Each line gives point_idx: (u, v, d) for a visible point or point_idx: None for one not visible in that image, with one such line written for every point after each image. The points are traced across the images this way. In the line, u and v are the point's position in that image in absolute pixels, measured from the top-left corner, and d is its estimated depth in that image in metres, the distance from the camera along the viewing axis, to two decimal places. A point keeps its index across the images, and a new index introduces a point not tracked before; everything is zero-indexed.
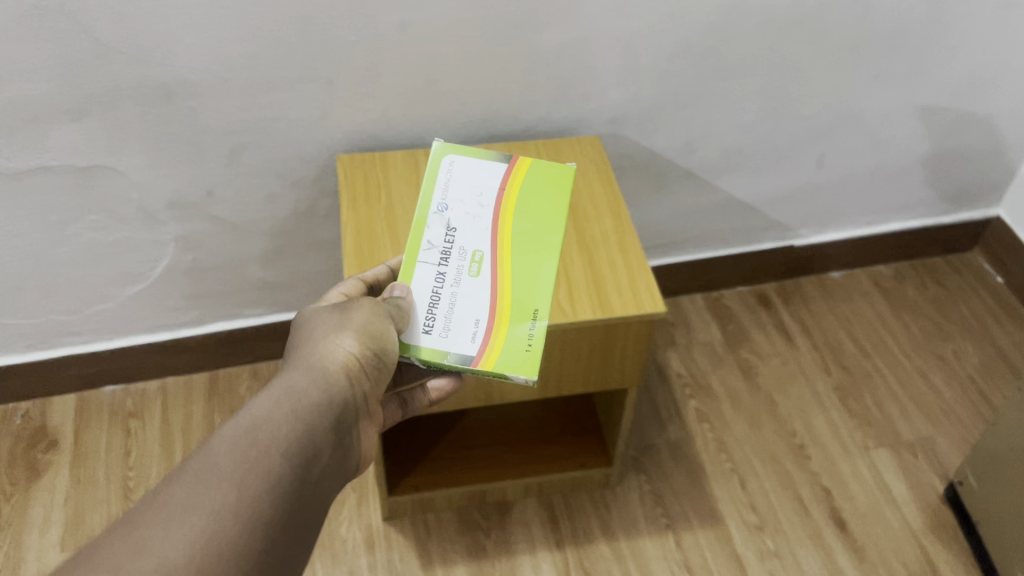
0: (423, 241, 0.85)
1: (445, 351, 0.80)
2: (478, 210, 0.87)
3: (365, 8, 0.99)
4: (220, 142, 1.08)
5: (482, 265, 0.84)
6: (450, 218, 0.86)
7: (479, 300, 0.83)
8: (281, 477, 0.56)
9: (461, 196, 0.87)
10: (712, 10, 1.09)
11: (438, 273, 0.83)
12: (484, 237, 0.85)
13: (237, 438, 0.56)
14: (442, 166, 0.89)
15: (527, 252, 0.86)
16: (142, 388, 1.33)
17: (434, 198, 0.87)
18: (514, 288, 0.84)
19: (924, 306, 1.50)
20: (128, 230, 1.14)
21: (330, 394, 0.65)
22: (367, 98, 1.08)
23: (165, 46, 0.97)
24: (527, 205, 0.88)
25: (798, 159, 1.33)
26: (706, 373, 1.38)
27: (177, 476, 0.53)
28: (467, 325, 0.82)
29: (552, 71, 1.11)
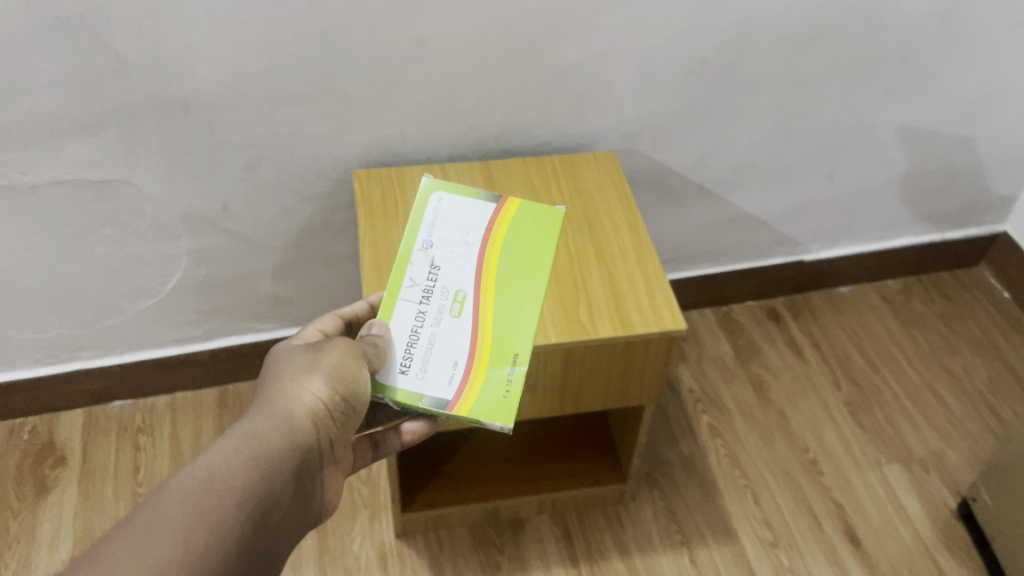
0: (406, 277, 0.82)
1: (420, 394, 0.77)
2: (464, 248, 0.84)
3: (385, 23, 0.98)
4: (236, 155, 1.07)
5: (464, 306, 0.81)
6: (434, 255, 0.83)
7: (459, 343, 0.80)
8: (229, 534, 0.55)
9: (448, 233, 0.85)
10: (728, 27, 1.10)
11: (418, 311, 0.80)
12: (468, 278, 0.82)
13: (188, 490, 0.55)
14: (430, 201, 0.87)
15: (511, 294, 0.83)
16: (150, 403, 1.32)
17: (421, 233, 0.85)
18: (495, 333, 0.81)
19: (932, 321, 1.50)
20: (141, 244, 1.13)
21: (292, 442, 0.64)
22: (383, 113, 1.08)
23: (184, 60, 0.97)
24: (514, 246, 0.85)
25: (809, 174, 1.33)
26: (717, 389, 1.37)
27: (123, 527, 0.53)
28: (444, 367, 0.79)
29: (568, 86, 1.11)
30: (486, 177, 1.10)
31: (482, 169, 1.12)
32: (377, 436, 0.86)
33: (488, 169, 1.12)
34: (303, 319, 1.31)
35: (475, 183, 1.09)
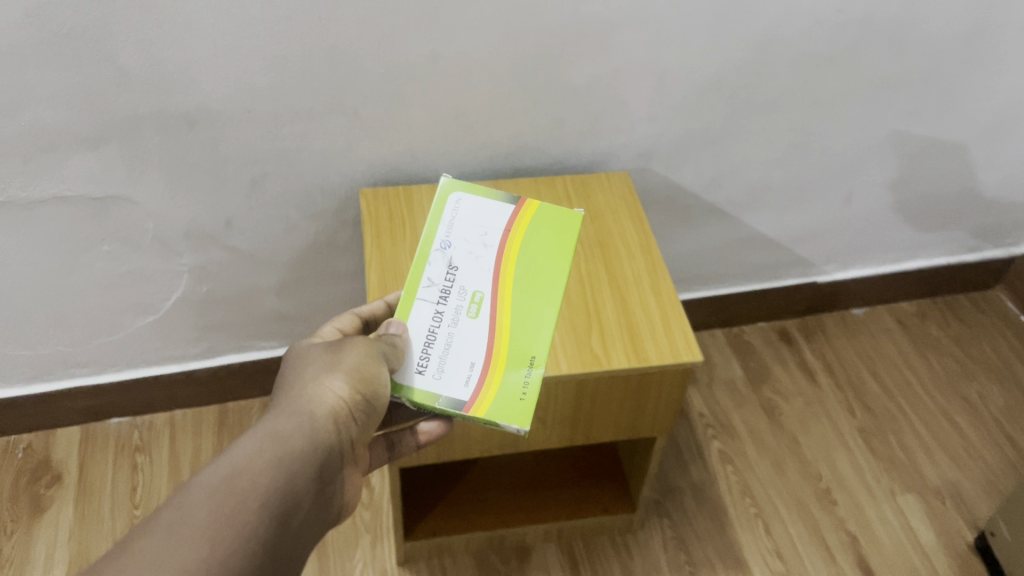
0: (424, 277, 0.81)
1: (437, 394, 0.75)
2: (482, 249, 0.82)
3: (395, 39, 0.95)
4: (240, 172, 1.04)
5: (482, 306, 0.79)
6: (452, 257, 0.82)
7: (476, 343, 0.78)
8: (258, 531, 0.53)
9: (466, 234, 0.83)
10: (747, 46, 1.07)
11: (436, 312, 0.79)
12: (486, 279, 0.81)
13: (215, 488, 0.53)
14: (447, 203, 0.85)
15: (528, 296, 0.81)
16: (149, 421, 1.29)
17: (438, 234, 0.83)
18: (513, 334, 0.79)
19: (947, 344, 1.46)
20: (142, 260, 1.10)
21: (315, 441, 0.62)
22: (392, 130, 1.05)
23: (188, 75, 0.94)
24: (532, 250, 0.84)
25: (826, 196, 1.30)
26: (728, 414, 1.34)
27: (149, 526, 0.50)
28: (461, 367, 0.77)
29: (582, 105, 1.08)
30: None
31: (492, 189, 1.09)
32: (393, 436, 0.81)
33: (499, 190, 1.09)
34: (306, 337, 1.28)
35: None
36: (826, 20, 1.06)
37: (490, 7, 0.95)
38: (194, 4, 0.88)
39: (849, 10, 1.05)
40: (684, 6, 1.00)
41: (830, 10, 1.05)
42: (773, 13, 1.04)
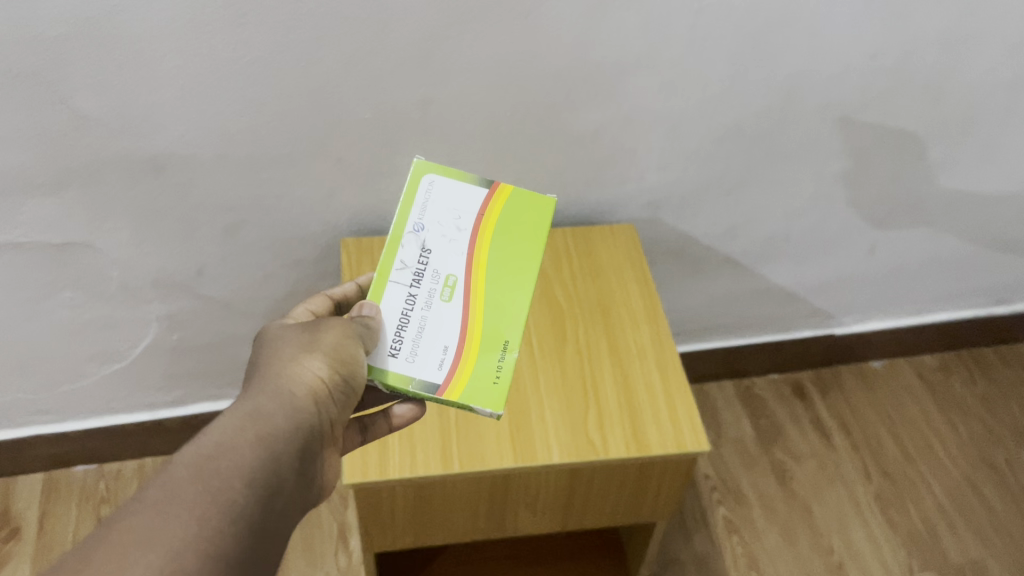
0: (396, 254, 0.70)
1: (410, 377, 0.67)
2: (457, 232, 0.71)
3: (382, 82, 0.86)
4: (212, 220, 0.96)
5: (458, 287, 0.70)
6: (428, 235, 0.71)
7: (450, 326, 0.69)
8: (246, 510, 0.46)
9: (439, 213, 0.71)
10: (770, 93, 0.97)
11: (409, 291, 0.69)
12: (459, 258, 0.70)
13: (195, 466, 0.46)
14: (419, 186, 0.72)
15: (505, 277, 0.72)
16: (117, 469, 1.22)
17: (409, 211, 0.71)
18: (488, 317, 0.70)
19: (973, 404, 1.37)
20: (107, 308, 1.02)
21: (295, 420, 0.54)
22: (378, 177, 0.96)
23: (154, 118, 0.85)
24: (511, 226, 0.73)
25: (849, 249, 1.21)
26: (736, 476, 1.25)
27: (128, 508, 0.43)
28: (437, 348, 0.68)
29: (587, 153, 0.99)
30: None
31: None
32: (363, 420, 0.71)
33: None
34: None
35: None
36: (858, 67, 0.97)
37: (488, 50, 0.85)
38: (159, 44, 0.79)
39: (884, 57, 0.96)
40: (702, 51, 0.91)
41: (862, 57, 0.95)
42: (800, 60, 0.94)
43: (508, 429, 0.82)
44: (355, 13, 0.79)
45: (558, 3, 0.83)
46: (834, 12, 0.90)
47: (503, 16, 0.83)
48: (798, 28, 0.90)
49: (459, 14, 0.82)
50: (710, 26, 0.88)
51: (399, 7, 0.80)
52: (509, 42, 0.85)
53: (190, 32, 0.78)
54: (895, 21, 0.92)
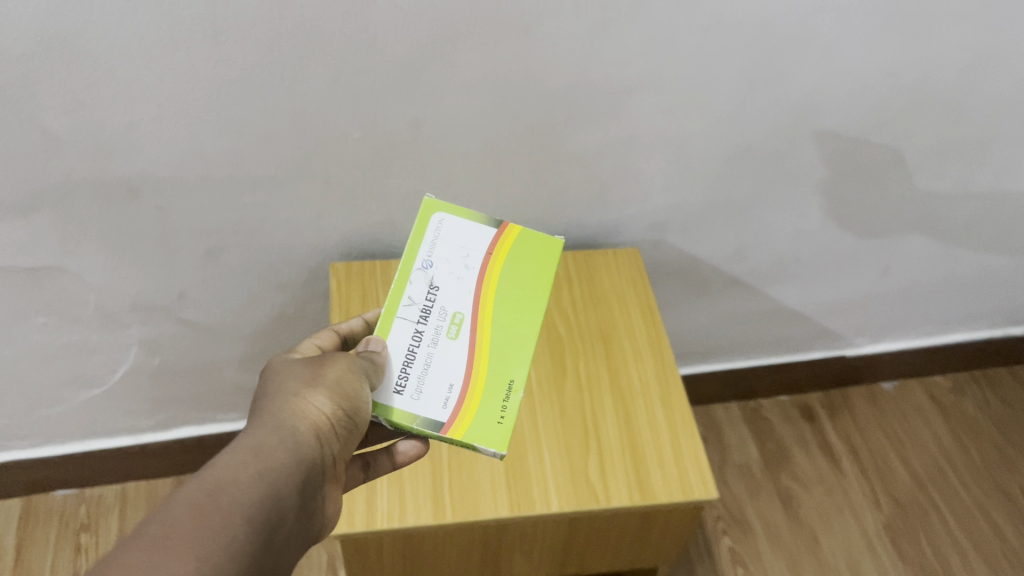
0: (403, 292, 0.67)
1: (414, 414, 0.63)
2: (465, 269, 0.69)
3: (372, 101, 0.81)
4: (193, 243, 0.91)
5: (464, 327, 0.67)
6: (435, 274, 0.68)
7: (456, 364, 0.66)
8: (249, 551, 0.42)
9: (447, 250, 0.69)
10: (782, 113, 0.92)
11: (416, 330, 0.66)
12: (468, 296, 0.68)
13: (196, 503, 0.42)
14: (428, 223, 0.70)
15: (512, 315, 0.69)
16: (97, 494, 1.18)
17: (418, 247, 0.69)
18: (494, 354, 0.67)
19: (986, 428, 1.32)
20: (84, 332, 0.97)
21: (299, 457, 0.50)
22: (368, 199, 0.91)
23: (129, 139, 0.80)
24: (519, 263, 0.71)
25: (861, 270, 1.16)
26: (741, 504, 1.20)
27: (124, 545, 0.39)
28: (441, 387, 0.65)
29: (589, 174, 0.94)
30: None
31: None
32: (368, 458, 0.67)
33: None
34: None
35: None
36: (875, 85, 0.91)
37: (484, 68, 0.81)
38: (132, 62, 0.74)
39: (903, 74, 0.91)
40: (711, 69, 0.86)
41: (880, 74, 0.90)
42: (814, 78, 0.89)
43: (504, 475, 0.77)
44: (342, 30, 0.74)
45: (559, 20, 0.78)
46: (851, 29, 0.85)
47: (500, 33, 0.78)
48: (812, 45, 0.85)
49: (452, 31, 0.77)
50: (720, 43, 0.83)
51: (388, 23, 0.75)
52: (507, 60, 0.80)
53: (165, 50, 0.73)
54: (915, 38, 0.87)
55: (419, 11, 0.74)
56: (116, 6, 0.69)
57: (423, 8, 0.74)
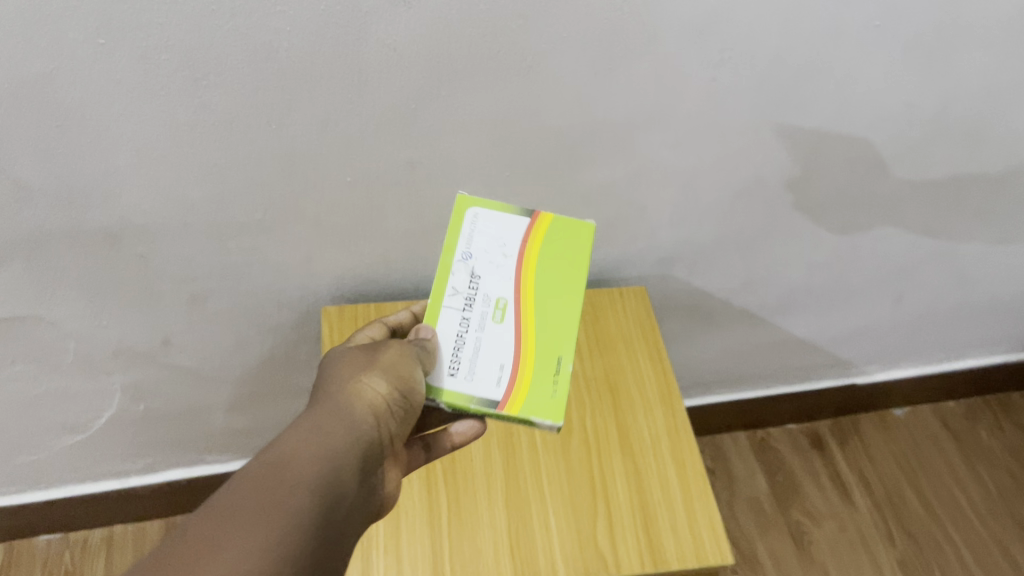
0: (447, 282, 0.67)
1: (469, 396, 0.64)
2: (504, 257, 0.68)
3: (364, 143, 0.77)
4: (177, 288, 0.86)
5: (508, 311, 0.66)
6: (476, 263, 0.67)
7: (505, 348, 0.66)
8: (314, 520, 0.46)
9: (487, 240, 0.68)
10: (795, 146, 0.88)
11: (463, 315, 0.66)
12: (509, 280, 0.67)
13: (261, 479, 0.46)
14: (465, 218, 0.69)
15: (553, 293, 0.68)
16: (83, 538, 1.15)
17: (457, 238, 0.68)
18: (541, 337, 0.67)
19: (1003, 456, 1.29)
20: (64, 380, 0.93)
21: (355, 433, 0.52)
22: (361, 240, 0.86)
23: (106, 185, 0.75)
24: (554, 248, 0.70)
25: (874, 300, 1.12)
26: (751, 541, 1.17)
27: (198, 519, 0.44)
28: (493, 369, 0.65)
29: (593, 211, 0.89)
30: None
31: None
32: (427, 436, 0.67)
33: None
34: None
35: None
36: (893, 116, 0.87)
37: (482, 107, 0.76)
38: (107, 108, 0.69)
39: (922, 106, 0.86)
40: (721, 104, 0.81)
41: (898, 106, 0.86)
42: (829, 111, 0.85)
43: (508, 542, 0.74)
44: (332, 70, 0.70)
45: (561, 57, 0.73)
46: (870, 60, 0.80)
47: (499, 71, 0.73)
48: (828, 78, 0.81)
49: (448, 71, 0.72)
50: (731, 77, 0.79)
51: (380, 64, 0.70)
52: (508, 98, 0.76)
53: (141, 95, 0.68)
54: (936, 69, 0.83)
55: (413, 51, 0.70)
56: (88, 51, 0.64)
57: (417, 48, 0.70)
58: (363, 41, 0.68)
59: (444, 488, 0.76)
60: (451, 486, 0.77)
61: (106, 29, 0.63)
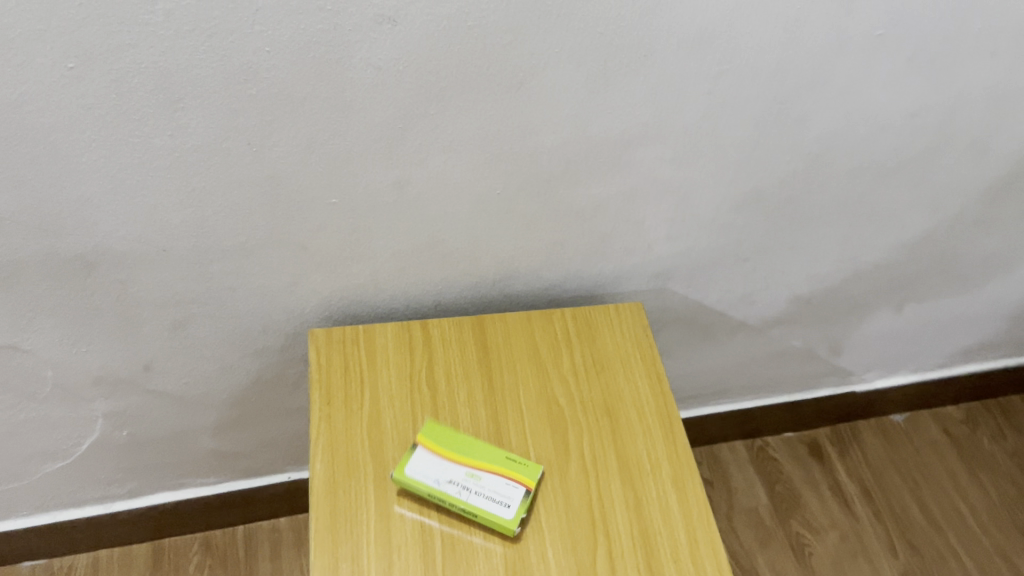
0: (453, 497, 0.73)
1: (522, 505, 0.73)
2: (440, 468, 0.75)
3: (351, 164, 0.73)
4: (158, 315, 0.83)
5: (469, 469, 0.75)
6: (445, 485, 0.74)
7: (500, 479, 0.75)
8: None
9: (436, 472, 0.74)
10: (796, 158, 0.85)
11: (466, 491, 0.74)
12: (449, 462, 0.75)
13: None
14: (416, 478, 0.74)
15: (456, 433, 0.78)
16: (68, 562, 1.15)
17: (436, 488, 0.73)
18: (480, 453, 0.77)
19: (1003, 465, 1.34)
20: (43, 408, 0.90)
21: None
22: (350, 262, 0.83)
23: (80, 214, 0.71)
24: (448, 438, 0.77)
25: (870, 305, 1.11)
26: (752, 555, 1.22)
27: None
28: (505, 485, 0.75)
29: (588, 227, 0.87)
30: (479, 343, 0.86)
31: (474, 326, 0.87)
32: None
33: (482, 327, 0.87)
34: (253, 468, 1.13)
35: (464, 353, 0.85)
36: (896, 127, 0.85)
37: (473, 127, 0.73)
38: (79, 134, 0.65)
39: (926, 115, 0.84)
40: (720, 118, 0.78)
41: (901, 116, 0.83)
42: (831, 122, 0.82)
43: None
44: (316, 92, 0.66)
45: (554, 74, 0.70)
46: (873, 71, 0.77)
47: (490, 90, 0.70)
48: (830, 89, 0.78)
49: (437, 90, 0.69)
50: (731, 91, 0.76)
51: (366, 84, 0.67)
52: (500, 117, 0.73)
53: (115, 121, 0.65)
54: (941, 79, 0.80)
55: (400, 70, 0.67)
56: (57, 76, 0.61)
57: (405, 67, 0.66)
58: (347, 61, 0.65)
59: (437, 521, 0.73)
60: (444, 518, 0.74)
61: (76, 53, 0.60)
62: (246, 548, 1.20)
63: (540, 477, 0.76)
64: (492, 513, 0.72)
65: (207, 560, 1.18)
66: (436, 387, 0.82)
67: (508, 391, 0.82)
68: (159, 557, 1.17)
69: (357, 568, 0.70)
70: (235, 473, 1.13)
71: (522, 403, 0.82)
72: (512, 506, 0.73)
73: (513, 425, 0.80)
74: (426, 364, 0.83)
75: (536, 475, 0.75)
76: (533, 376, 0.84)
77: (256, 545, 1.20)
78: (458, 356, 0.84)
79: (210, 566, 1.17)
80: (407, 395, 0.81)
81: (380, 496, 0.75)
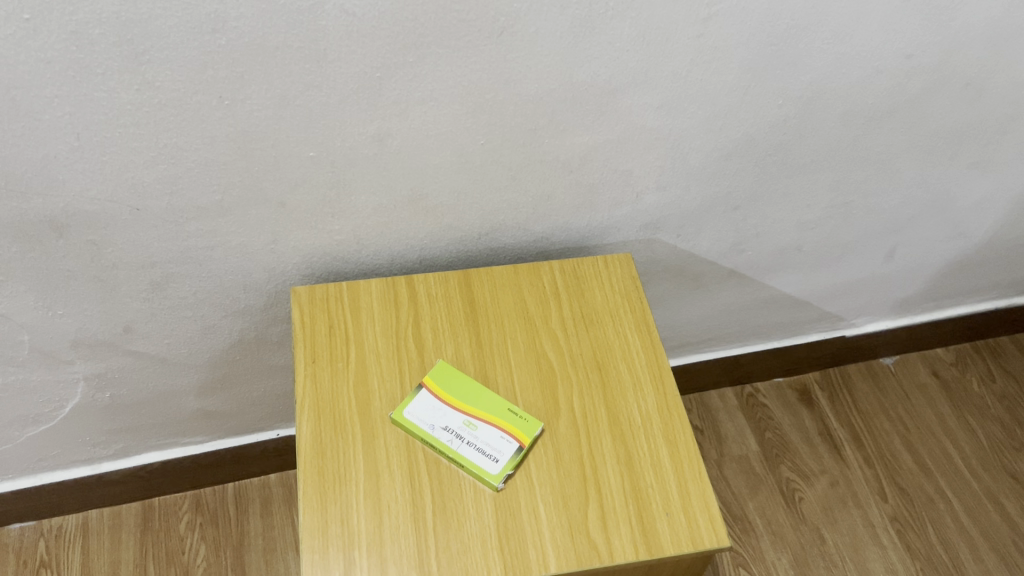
0: (445, 443, 0.74)
1: (511, 460, 0.73)
2: (442, 414, 0.75)
3: (329, 118, 0.70)
4: (135, 276, 0.81)
5: (470, 419, 0.76)
6: (440, 433, 0.74)
7: (496, 433, 0.75)
8: None
9: (437, 418, 0.75)
10: (788, 102, 0.83)
11: (457, 440, 0.74)
12: (451, 410, 0.76)
13: None
14: (416, 422, 0.75)
15: (466, 382, 0.78)
16: (58, 523, 1.15)
17: (432, 434, 0.74)
18: (484, 403, 0.77)
19: (992, 406, 1.36)
20: (22, 372, 0.89)
21: None
22: (331, 218, 0.81)
23: (46, 175, 0.68)
24: (457, 385, 0.77)
25: (862, 250, 1.10)
26: (743, 502, 1.23)
27: None
28: (500, 439, 0.74)
29: (576, 178, 0.85)
30: (465, 298, 0.84)
31: (461, 282, 0.85)
32: None
33: (468, 282, 0.85)
34: (241, 426, 1.12)
35: (450, 309, 0.83)
36: (892, 68, 0.82)
37: (453, 77, 0.70)
38: (40, 90, 0.62)
39: (922, 56, 0.81)
40: (711, 62, 0.75)
41: (897, 57, 0.81)
42: (824, 65, 0.79)
43: (496, 535, 0.70)
44: (288, 42, 0.63)
45: (538, 20, 0.67)
46: (869, 11, 0.75)
47: (470, 36, 0.67)
48: (824, 31, 0.75)
49: (416, 37, 0.66)
50: (722, 34, 0.73)
51: (340, 33, 0.64)
52: (482, 66, 0.70)
53: (77, 76, 0.61)
54: (939, 17, 0.77)
55: (376, 18, 0.63)
56: (12, 29, 0.57)
57: (379, 15, 0.63)
58: (319, 8, 0.61)
59: (427, 480, 0.72)
60: (435, 477, 0.73)
61: (31, 4, 0.56)
62: (236, 505, 1.19)
63: (536, 436, 0.75)
64: (477, 465, 0.73)
65: (197, 518, 1.17)
66: (423, 344, 0.80)
67: (497, 348, 0.81)
68: (149, 516, 1.17)
69: (349, 530, 0.70)
70: (223, 431, 1.12)
71: (510, 359, 0.80)
72: (500, 460, 0.73)
73: (502, 382, 0.79)
74: (412, 321, 0.81)
75: (530, 433, 0.75)
76: (521, 332, 0.82)
77: (246, 501, 1.20)
78: (444, 312, 0.82)
79: (201, 524, 1.17)
80: (394, 353, 0.79)
81: (369, 456, 0.73)
